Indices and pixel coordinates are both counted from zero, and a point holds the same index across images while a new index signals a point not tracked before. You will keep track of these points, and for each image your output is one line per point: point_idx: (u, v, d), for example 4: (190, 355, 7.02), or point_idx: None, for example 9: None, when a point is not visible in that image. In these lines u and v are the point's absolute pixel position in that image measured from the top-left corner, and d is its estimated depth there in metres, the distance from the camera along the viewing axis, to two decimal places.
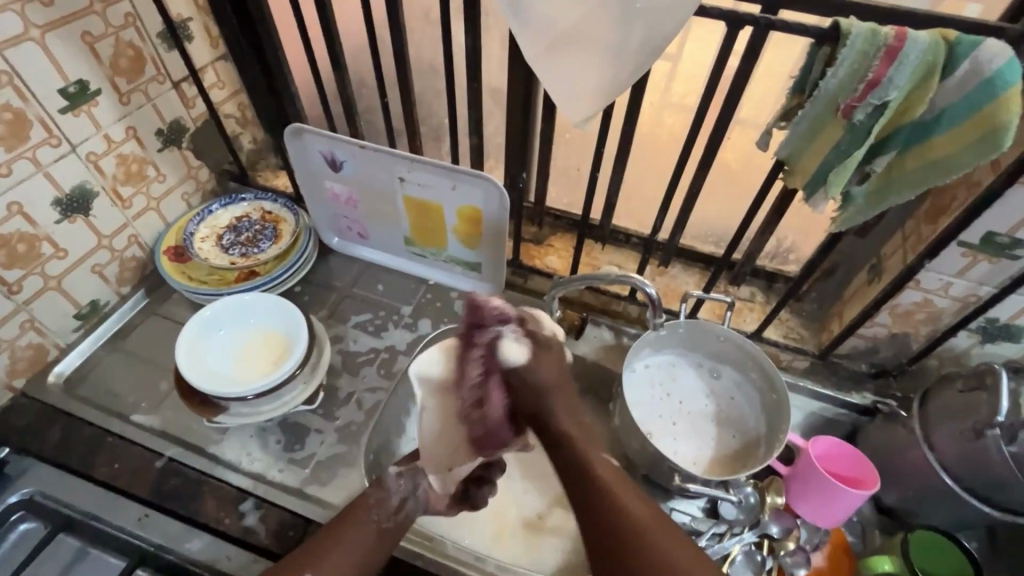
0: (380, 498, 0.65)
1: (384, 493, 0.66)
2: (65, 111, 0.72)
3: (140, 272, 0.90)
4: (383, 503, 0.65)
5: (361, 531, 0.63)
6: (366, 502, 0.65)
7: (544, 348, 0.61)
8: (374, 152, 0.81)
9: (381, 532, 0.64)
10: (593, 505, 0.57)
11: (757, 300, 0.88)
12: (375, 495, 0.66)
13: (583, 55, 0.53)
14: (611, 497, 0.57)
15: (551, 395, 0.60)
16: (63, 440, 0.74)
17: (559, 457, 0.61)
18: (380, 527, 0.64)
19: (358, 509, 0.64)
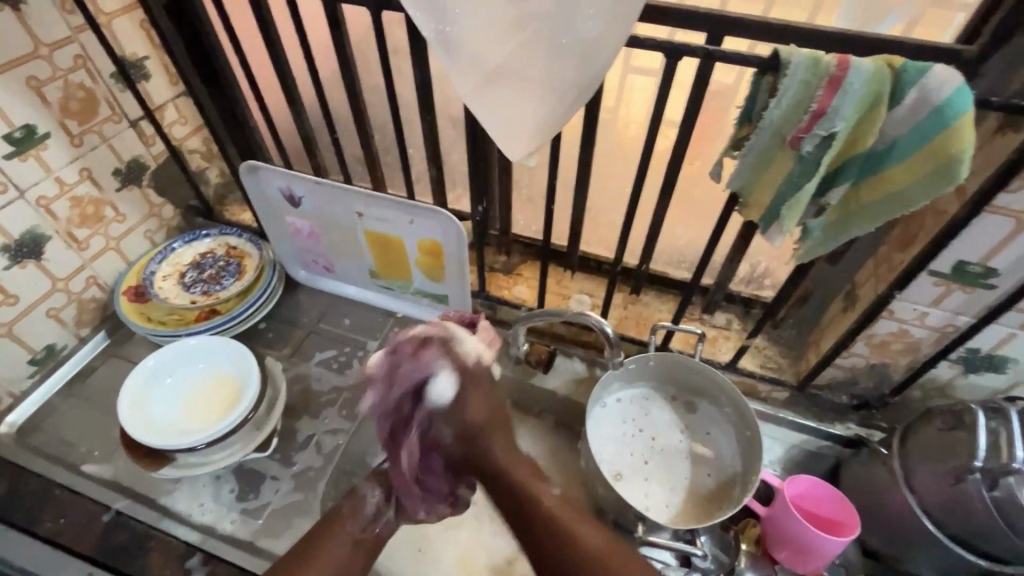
0: (353, 510, 0.63)
1: (358, 503, 0.64)
2: (11, 157, 0.71)
3: (100, 314, 0.88)
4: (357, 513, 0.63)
5: (340, 549, 0.60)
6: (341, 516, 0.62)
7: (466, 389, 0.59)
8: (330, 188, 0.79)
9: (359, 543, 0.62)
10: (540, 540, 0.55)
11: (733, 328, 0.85)
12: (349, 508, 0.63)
13: (520, 89, 0.50)
14: (555, 528, 0.55)
15: (479, 433, 0.59)
16: (12, 494, 0.71)
17: (510, 499, 0.57)
18: (357, 538, 0.62)
19: (331, 524, 0.62)
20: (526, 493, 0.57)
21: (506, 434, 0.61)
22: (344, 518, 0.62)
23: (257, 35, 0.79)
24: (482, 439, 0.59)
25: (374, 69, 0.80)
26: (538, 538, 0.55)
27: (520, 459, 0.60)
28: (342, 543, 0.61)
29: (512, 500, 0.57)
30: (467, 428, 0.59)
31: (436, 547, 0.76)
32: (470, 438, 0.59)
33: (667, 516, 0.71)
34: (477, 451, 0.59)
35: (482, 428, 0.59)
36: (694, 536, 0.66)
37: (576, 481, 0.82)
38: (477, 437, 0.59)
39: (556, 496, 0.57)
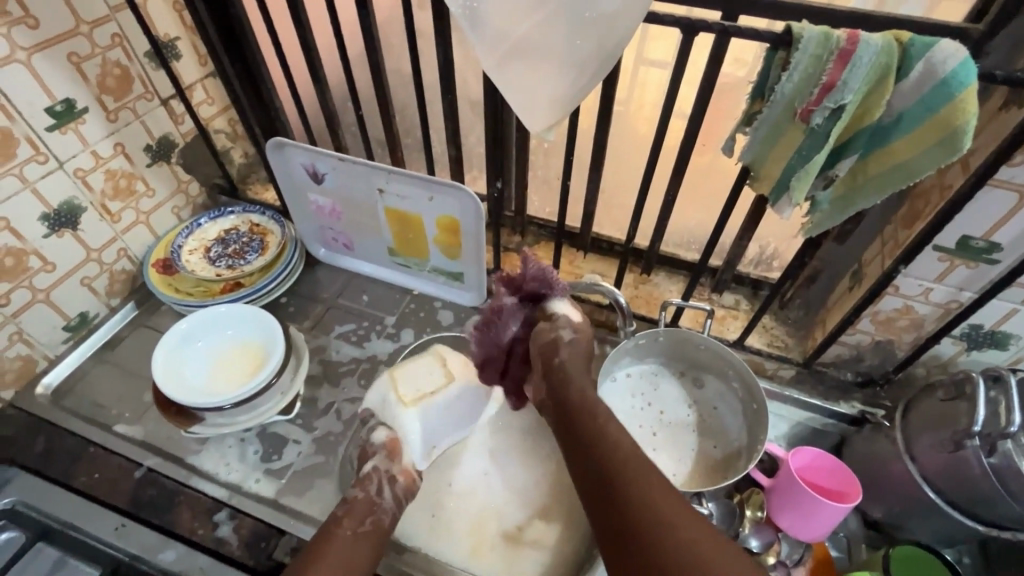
0: (348, 510, 0.64)
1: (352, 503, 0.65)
2: (52, 129, 0.74)
3: (129, 285, 0.92)
4: (353, 514, 0.64)
5: (343, 546, 0.60)
6: (336, 519, 0.63)
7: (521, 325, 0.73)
8: (353, 164, 0.81)
9: (359, 541, 0.61)
10: (599, 481, 0.53)
11: (742, 308, 0.87)
12: (345, 510, 0.64)
13: (542, 64, 0.53)
14: (618, 470, 0.53)
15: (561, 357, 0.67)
16: (49, 451, 0.75)
17: (581, 432, 0.59)
18: (358, 533, 0.62)
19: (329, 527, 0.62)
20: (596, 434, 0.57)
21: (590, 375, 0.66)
22: (339, 521, 0.63)
23: (285, 17, 0.82)
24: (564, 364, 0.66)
25: (396, 51, 0.82)
26: (598, 478, 0.54)
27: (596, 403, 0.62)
28: (342, 542, 0.61)
29: (579, 434, 0.58)
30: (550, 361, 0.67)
31: (450, 512, 0.78)
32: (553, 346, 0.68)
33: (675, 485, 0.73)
34: (565, 378, 0.65)
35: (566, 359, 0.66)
36: (701, 500, 0.68)
37: None
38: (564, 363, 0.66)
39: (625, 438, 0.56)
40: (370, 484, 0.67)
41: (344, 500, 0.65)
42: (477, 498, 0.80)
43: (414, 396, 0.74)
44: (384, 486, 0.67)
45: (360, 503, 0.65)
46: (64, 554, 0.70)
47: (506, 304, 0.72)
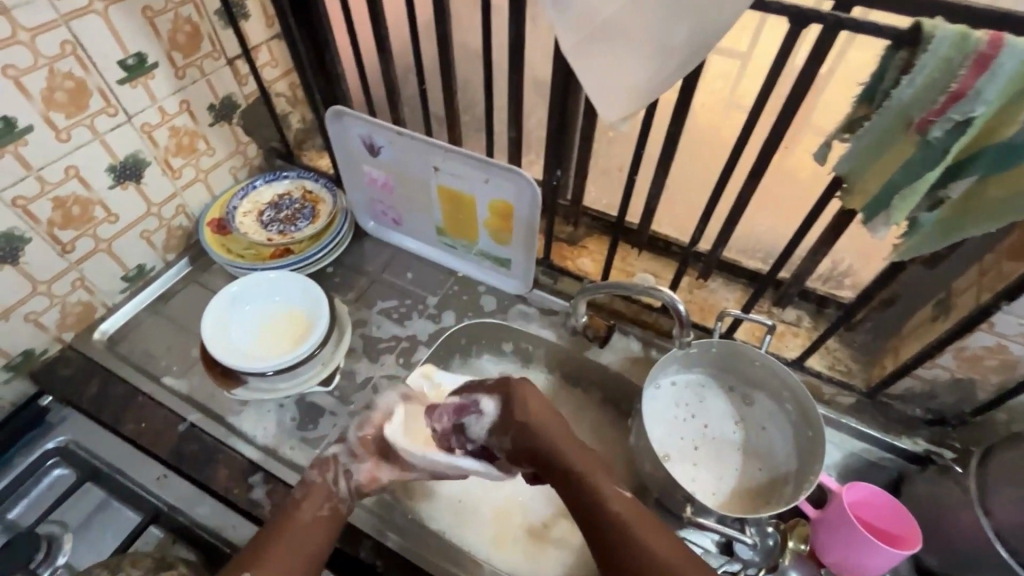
0: (308, 495, 0.63)
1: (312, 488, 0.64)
2: (124, 82, 0.75)
3: (185, 241, 0.93)
4: (309, 498, 0.63)
5: (299, 530, 0.60)
6: (294, 501, 0.63)
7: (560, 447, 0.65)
8: (410, 140, 0.79)
9: (314, 525, 0.61)
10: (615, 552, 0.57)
11: (803, 325, 0.81)
12: (303, 493, 0.64)
13: (626, 48, 0.49)
14: (626, 530, 0.58)
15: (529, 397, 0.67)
16: (100, 395, 0.78)
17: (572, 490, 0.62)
18: (317, 516, 0.62)
19: (290, 513, 0.61)
20: (597, 494, 0.60)
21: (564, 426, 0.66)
22: (297, 503, 0.62)
23: None
24: (544, 432, 0.65)
25: (466, 23, 0.78)
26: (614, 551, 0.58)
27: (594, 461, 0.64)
28: (298, 526, 0.61)
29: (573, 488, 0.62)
30: (528, 421, 0.65)
31: (475, 499, 0.77)
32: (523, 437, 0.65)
33: (713, 504, 0.70)
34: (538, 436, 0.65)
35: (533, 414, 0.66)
36: (743, 525, 0.65)
37: (620, 458, 0.81)
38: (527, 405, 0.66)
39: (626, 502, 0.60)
40: (327, 471, 0.66)
41: (303, 482, 0.65)
42: (504, 487, 0.79)
43: None
44: (341, 478, 0.66)
45: (320, 489, 0.64)
46: (109, 496, 0.72)
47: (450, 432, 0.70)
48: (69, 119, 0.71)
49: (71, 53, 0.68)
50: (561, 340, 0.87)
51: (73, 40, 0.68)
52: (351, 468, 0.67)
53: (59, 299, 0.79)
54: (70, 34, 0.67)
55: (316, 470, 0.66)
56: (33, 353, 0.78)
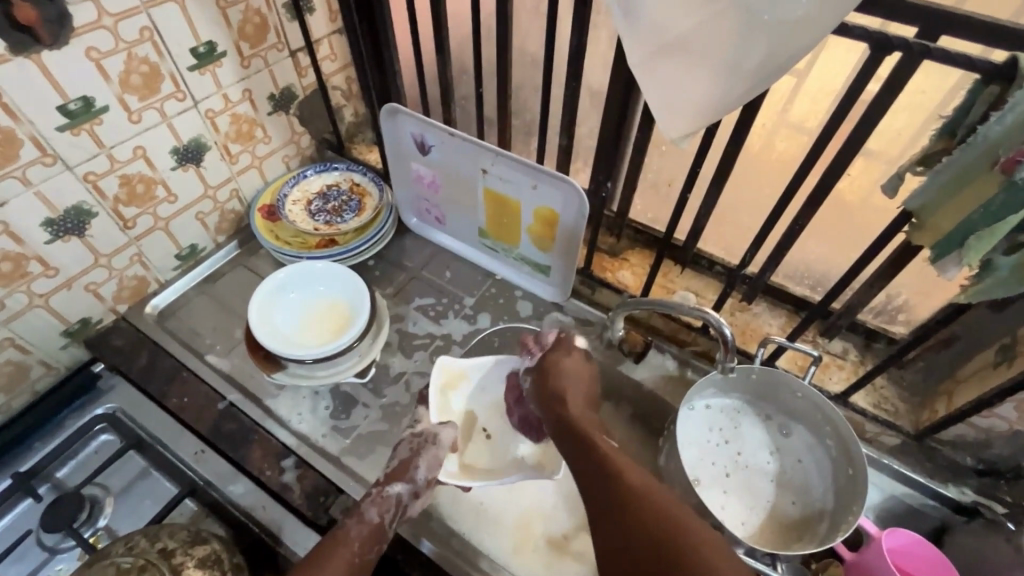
0: (362, 534, 0.61)
1: (365, 526, 0.62)
2: (193, 69, 0.77)
3: (236, 224, 0.96)
4: (367, 539, 0.61)
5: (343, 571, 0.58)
6: (348, 539, 0.61)
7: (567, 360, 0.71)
8: (462, 140, 0.80)
9: (355, 571, 0.59)
10: (608, 511, 0.56)
11: (849, 359, 0.78)
12: (357, 531, 0.61)
13: (694, 66, 0.48)
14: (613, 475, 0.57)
15: (568, 372, 0.69)
16: (147, 367, 0.81)
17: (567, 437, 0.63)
18: (362, 560, 0.60)
19: (339, 543, 0.60)
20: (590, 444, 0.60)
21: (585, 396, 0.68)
22: (349, 540, 0.60)
23: None
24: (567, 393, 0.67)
25: (527, 29, 0.79)
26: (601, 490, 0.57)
27: (593, 421, 0.65)
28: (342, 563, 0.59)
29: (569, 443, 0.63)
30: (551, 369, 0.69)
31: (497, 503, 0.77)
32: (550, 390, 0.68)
33: (743, 535, 0.68)
34: (561, 393, 0.67)
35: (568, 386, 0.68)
36: (774, 561, 0.63)
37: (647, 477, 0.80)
38: (555, 371, 0.69)
39: (612, 448, 0.60)
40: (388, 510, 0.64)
41: (360, 519, 0.62)
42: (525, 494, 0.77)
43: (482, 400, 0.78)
44: (396, 518, 0.65)
45: (373, 530, 0.62)
46: (149, 465, 0.74)
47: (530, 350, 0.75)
48: (142, 102, 0.74)
49: (149, 39, 0.71)
50: (595, 352, 0.86)
51: (152, 27, 0.70)
52: (408, 510, 0.66)
53: (117, 272, 0.82)
54: (150, 20, 0.70)
55: (374, 505, 0.64)
56: (90, 322, 0.82)
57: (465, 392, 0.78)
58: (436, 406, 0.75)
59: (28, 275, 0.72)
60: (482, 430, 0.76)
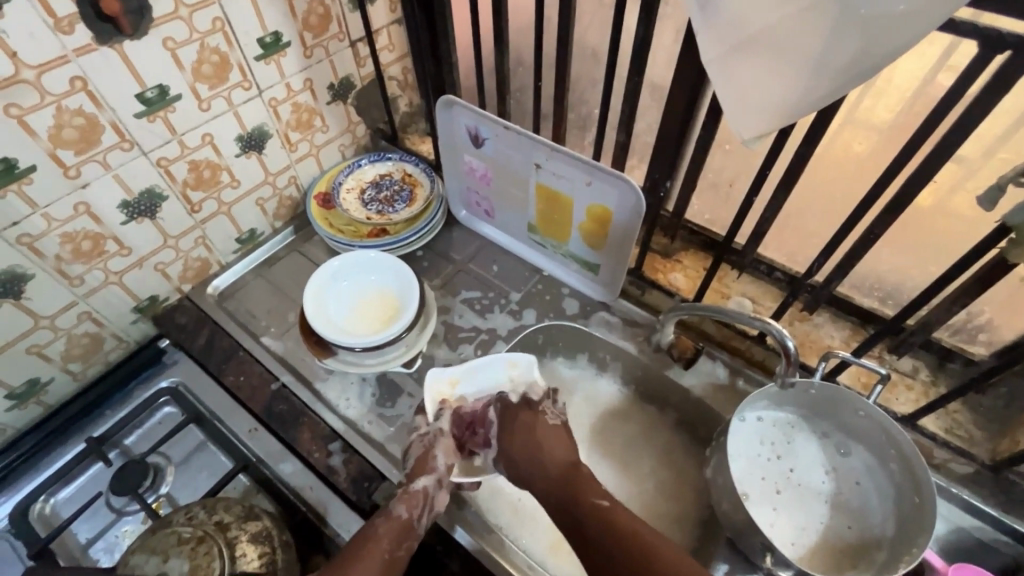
0: (390, 529, 0.62)
1: (393, 522, 0.63)
2: (259, 59, 0.79)
3: (293, 211, 0.99)
4: (398, 538, 0.62)
5: (376, 568, 0.60)
6: (376, 535, 0.62)
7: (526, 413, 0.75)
8: (516, 134, 0.79)
9: (389, 569, 0.60)
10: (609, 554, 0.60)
11: (920, 379, 0.73)
12: (386, 528, 0.62)
13: (775, 61, 0.45)
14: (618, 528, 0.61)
15: (538, 439, 0.72)
16: (207, 346, 0.84)
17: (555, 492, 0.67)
18: (392, 558, 0.61)
19: (370, 541, 0.61)
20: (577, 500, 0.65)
21: (562, 444, 0.72)
22: (379, 538, 0.62)
23: None
24: (548, 445, 0.71)
25: (589, 21, 0.76)
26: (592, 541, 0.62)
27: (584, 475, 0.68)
28: (375, 560, 0.60)
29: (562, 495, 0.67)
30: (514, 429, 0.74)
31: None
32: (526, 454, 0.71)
33: (792, 556, 0.65)
34: (543, 456, 0.70)
35: (545, 442, 0.71)
36: None
37: (690, 486, 0.79)
38: (526, 444, 0.71)
39: (607, 506, 0.64)
40: (416, 505, 0.65)
41: (388, 515, 0.63)
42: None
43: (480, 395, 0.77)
44: (425, 514, 0.65)
45: (403, 525, 0.63)
46: (206, 439, 0.78)
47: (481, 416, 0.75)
48: (211, 90, 0.76)
49: (220, 29, 0.73)
50: (642, 355, 0.84)
51: (223, 18, 0.72)
52: (435, 502, 0.67)
53: (183, 253, 0.86)
54: (222, 12, 0.72)
55: (401, 503, 0.65)
56: (157, 299, 0.86)
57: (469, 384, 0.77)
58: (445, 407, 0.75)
59: (105, 253, 0.76)
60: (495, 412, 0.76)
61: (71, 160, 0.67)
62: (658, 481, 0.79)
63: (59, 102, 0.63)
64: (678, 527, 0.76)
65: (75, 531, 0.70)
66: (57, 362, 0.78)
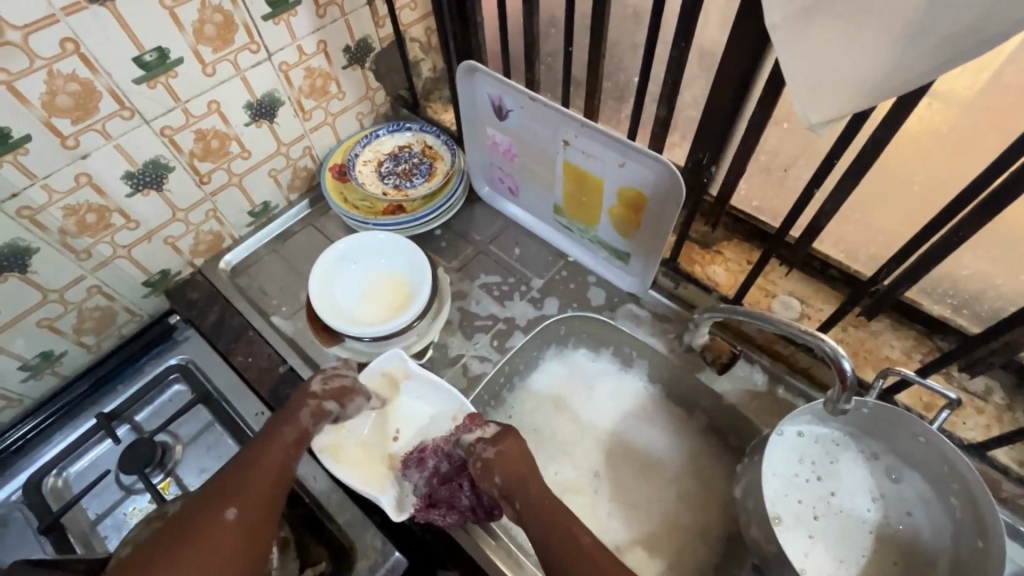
0: (290, 436, 0.63)
1: (298, 430, 0.64)
2: (267, 18, 0.73)
3: (308, 182, 0.95)
4: (296, 442, 0.64)
5: (269, 469, 0.61)
6: (279, 442, 0.62)
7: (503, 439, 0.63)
8: (543, 107, 0.70)
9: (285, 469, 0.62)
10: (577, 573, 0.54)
11: (993, 401, 0.64)
12: (287, 433, 0.63)
13: (861, 26, 0.36)
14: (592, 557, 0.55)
15: (508, 459, 0.61)
16: (218, 323, 0.82)
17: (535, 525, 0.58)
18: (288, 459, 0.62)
19: (268, 447, 0.62)
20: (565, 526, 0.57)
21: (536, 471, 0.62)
22: (279, 442, 0.62)
23: None
24: (516, 477, 0.60)
25: None
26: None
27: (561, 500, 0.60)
28: (270, 462, 0.61)
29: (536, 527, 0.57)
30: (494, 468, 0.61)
31: (530, 397, 0.81)
32: (501, 465, 0.61)
33: None
34: (516, 481, 0.60)
35: (523, 470, 0.61)
36: None
37: (716, 497, 0.73)
38: (497, 476, 0.60)
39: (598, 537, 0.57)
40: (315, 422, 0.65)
41: (290, 425, 0.64)
42: (550, 374, 0.82)
43: (408, 403, 0.71)
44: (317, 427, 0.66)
45: (302, 433, 0.64)
46: (213, 420, 0.77)
47: (444, 459, 0.67)
48: (216, 54, 0.71)
49: None
50: (672, 355, 0.78)
51: None
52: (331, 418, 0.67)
53: (194, 227, 0.83)
54: None
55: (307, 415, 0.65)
56: (169, 273, 0.84)
57: (412, 391, 0.71)
58: (370, 380, 0.72)
59: (111, 227, 0.73)
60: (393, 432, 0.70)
61: (68, 129, 0.63)
62: (681, 488, 0.74)
63: (50, 66, 0.59)
64: (700, 540, 0.71)
65: (84, 507, 0.71)
66: (70, 335, 0.77)
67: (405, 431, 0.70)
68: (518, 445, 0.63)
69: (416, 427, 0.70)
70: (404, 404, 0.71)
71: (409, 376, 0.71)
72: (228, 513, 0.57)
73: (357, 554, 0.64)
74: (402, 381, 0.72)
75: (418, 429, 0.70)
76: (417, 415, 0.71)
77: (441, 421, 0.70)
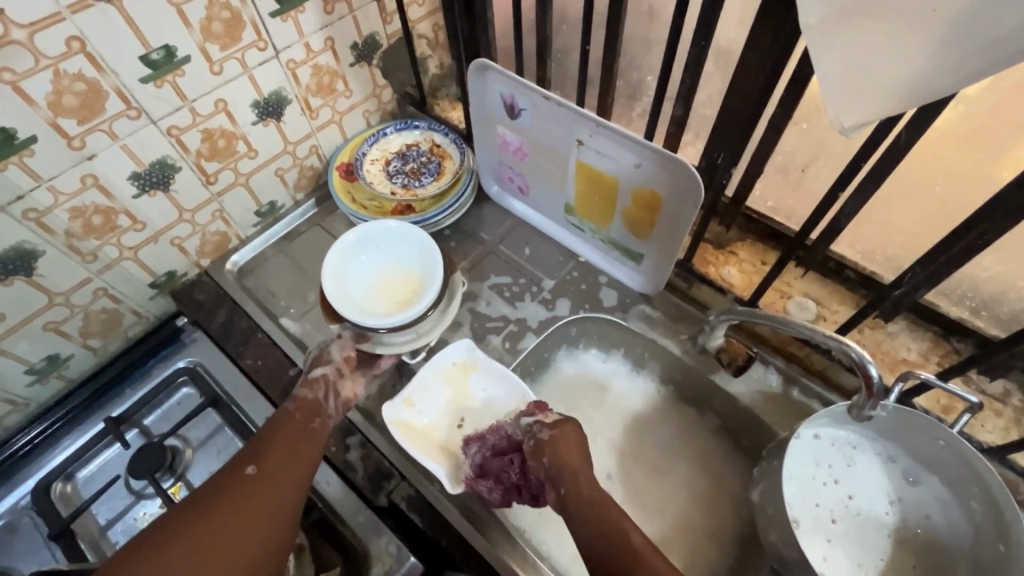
0: (298, 406, 0.67)
1: (303, 403, 0.67)
2: (275, 15, 0.71)
3: (315, 181, 0.93)
4: (306, 411, 0.66)
5: (290, 439, 0.64)
6: (287, 412, 0.66)
7: (562, 425, 0.66)
8: (557, 106, 0.69)
9: (303, 436, 0.64)
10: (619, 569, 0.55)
11: (1011, 405, 0.64)
12: (294, 407, 0.67)
13: (904, 26, 0.35)
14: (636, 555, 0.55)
15: (563, 444, 0.64)
16: (226, 325, 0.81)
17: (582, 516, 0.59)
18: (306, 428, 0.65)
19: (283, 422, 0.65)
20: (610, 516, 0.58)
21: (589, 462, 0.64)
22: (290, 415, 0.66)
23: None
24: (569, 463, 0.62)
25: None
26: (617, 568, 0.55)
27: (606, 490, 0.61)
28: (290, 432, 0.64)
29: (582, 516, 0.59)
30: (551, 451, 0.64)
31: (544, 396, 0.81)
32: (556, 450, 0.63)
33: None
34: (568, 467, 0.62)
35: (573, 457, 0.63)
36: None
37: (730, 499, 0.72)
38: (553, 457, 0.63)
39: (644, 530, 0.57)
40: (319, 389, 0.69)
41: (294, 398, 0.67)
42: (565, 375, 0.83)
43: (474, 390, 0.75)
44: (330, 395, 0.69)
45: (310, 403, 0.67)
46: (222, 423, 0.76)
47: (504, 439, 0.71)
48: (223, 51, 0.69)
49: None
50: (686, 356, 0.76)
51: None
52: (339, 387, 0.70)
53: (200, 227, 0.82)
54: None
55: (305, 387, 0.69)
56: (175, 274, 0.83)
57: (479, 381, 0.75)
58: (440, 366, 0.75)
59: (118, 228, 0.72)
60: (459, 419, 0.74)
61: (74, 129, 0.62)
62: (694, 491, 0.74)
63: (57, 65, 0.57)
64: (714, 543, 0.70)
65: (93, 512, 0.70)
66: (76, 338, 0.76)
67: (469, 419, 0.74)
68: (576, 435, 0.65)
69: (481, 415, 0.74)
70: (470, 391, 0.75)
71: (476, 365, 0.75)
72: (246, 469, 0.61)
73: (371, 560, 0.63)
74: (470, 370, 0.75)
75: (483, 417, 0.74)
76: (481, 404, 0.74)
77: (503, 410, 0.74)
